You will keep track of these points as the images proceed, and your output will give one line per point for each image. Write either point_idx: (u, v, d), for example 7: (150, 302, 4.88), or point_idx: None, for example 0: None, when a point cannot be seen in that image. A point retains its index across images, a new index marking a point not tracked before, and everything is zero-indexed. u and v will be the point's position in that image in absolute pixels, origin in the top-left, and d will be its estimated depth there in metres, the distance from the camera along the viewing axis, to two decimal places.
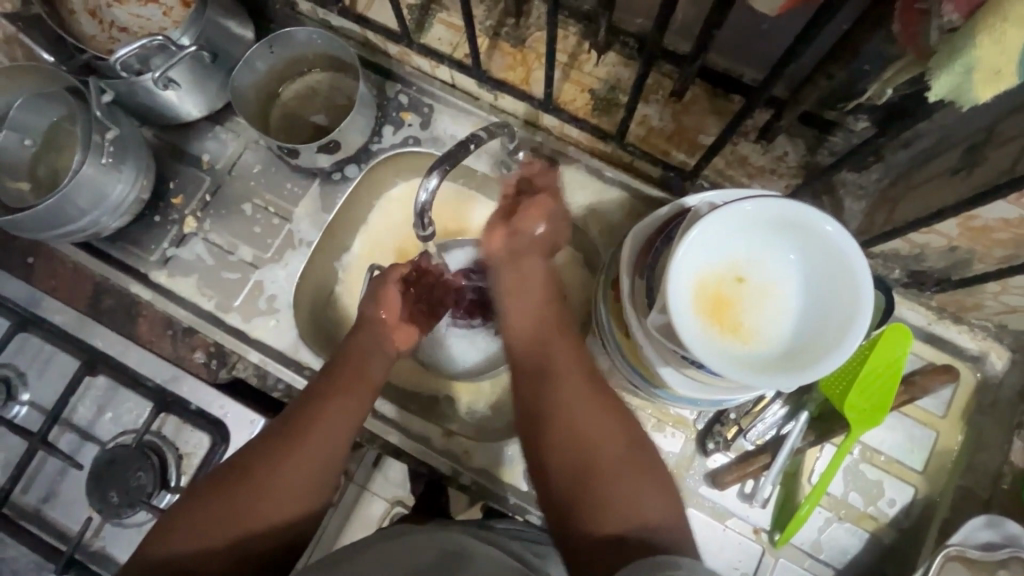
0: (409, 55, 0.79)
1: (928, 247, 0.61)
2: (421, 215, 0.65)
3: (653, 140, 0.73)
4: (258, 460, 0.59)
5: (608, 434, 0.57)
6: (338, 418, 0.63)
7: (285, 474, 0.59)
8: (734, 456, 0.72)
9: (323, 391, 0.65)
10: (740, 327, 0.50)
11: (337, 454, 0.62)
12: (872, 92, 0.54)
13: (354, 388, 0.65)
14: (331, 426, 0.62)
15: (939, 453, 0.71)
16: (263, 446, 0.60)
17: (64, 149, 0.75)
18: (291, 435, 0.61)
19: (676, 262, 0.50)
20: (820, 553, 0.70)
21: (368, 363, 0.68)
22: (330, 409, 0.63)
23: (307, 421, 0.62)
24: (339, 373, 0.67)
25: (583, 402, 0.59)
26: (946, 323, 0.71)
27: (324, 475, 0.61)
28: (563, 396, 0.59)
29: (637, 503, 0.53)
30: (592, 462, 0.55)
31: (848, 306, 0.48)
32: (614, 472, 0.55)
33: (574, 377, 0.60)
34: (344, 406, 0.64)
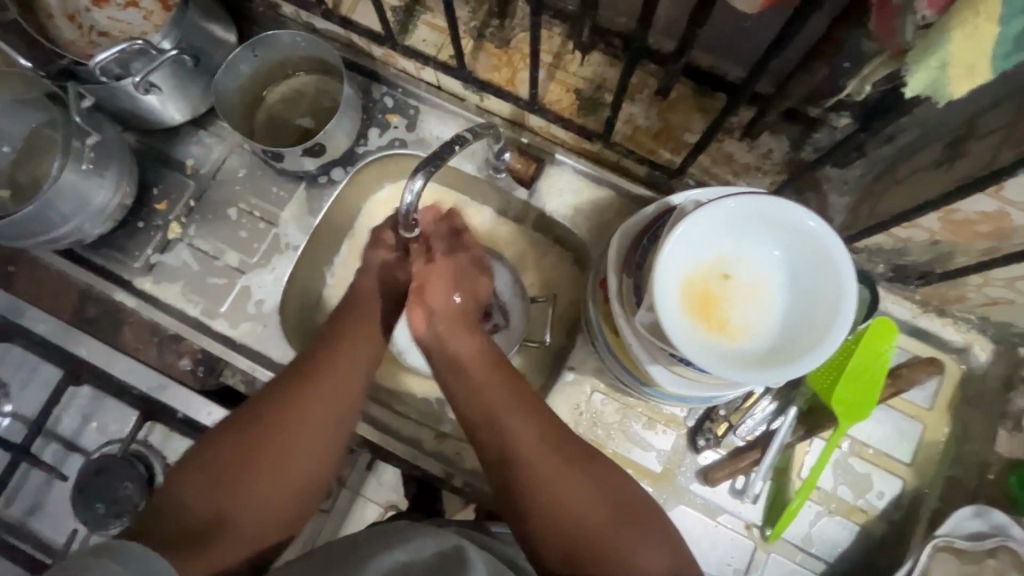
0: (394, 56, 0.79)
1: (911, 241, 0.62)
2: (407, 217, 0.64)
3: (639, 139, 0.73)
4: (267, 412, 0.57)
5: (593, 503, 0.54)
6: (347, 363, 0.62)
7: (297, 421, 0.56)
8: (724, 453, 0.72)
9: (329, 341, 0.63)
10: (728, 323, 0.50)
11: (354, 401, 0.61)
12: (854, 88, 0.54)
13: (362, 335, 0.65)
14: (341, 373, 0.61)
15: (927, 445, 0.72)
16: (270, 400, 0.58)
17: (44, 155, 0.74)
18: (301, 383, 0.59)
19: (663, 260, 0.50)
20: (811, 547, 0.71)
21: (374, 315, 0.67)
22: (339, 354, 0.62)
23: (317, 368, 0.60)
24: (341, 325, 0.65)
25: (564, 475, 0.55)
26: (931, 316, 0.72)
27: (343, 415, 0.60)
28: (539, 479, 0.54)
29: (640, 567, 0.51)
30: (588, 546, 0.52)
31: (836, 302, 0.48)
32: (612, 541, 0.52)
33: (535, 452, 0.56)
34: (351, 348, 0.63)
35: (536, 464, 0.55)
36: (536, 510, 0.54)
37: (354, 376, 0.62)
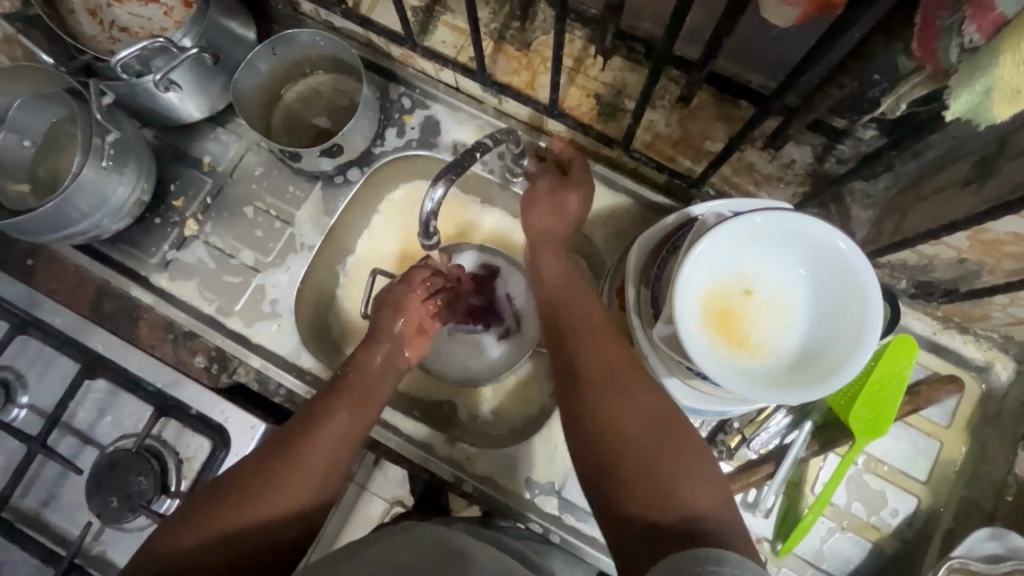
0: (413, 57, 0.78)
1: (936, 259, 0.61)
2: (427, 224, 0.65)
3: (659, 147, 0.72)
4: (255, 476, 0.59)
5: (633, 412, 0.53)
6: (342, 430, 0.63)
7: (283, 490, 0.58)
8: (735, 465, 0.72)
9: (324, 404, 0.65)
10: (748, 341, 0.49)
11: (341, 461, 0.62)
12: (886, 105, 0.54)
13: (361, 406, 0.66)
14: (328, 438, 0.62)
15: (943, 463, 0.71)
16: (259, 465, 0.60)
17: (64, 151, 0.74)
18: (295, 451, 0.61)
19: (683, 275, 0.49)
20: (822, 563, 0.70)
21: (373, 381, 0.69)
22: (335, 420, 0.63)
23: (309, 433, 0.62)
24: (338, 387, 0.67)
25: (613, 394, 0.54)
26: (952, 333, 0.71)
27: (327, 485, 0.61)
28: (595, 386, 0.55)
29: (686, 486, 0.48)
30: (632, 445, 0.51)
31: (859, 320, 0.48)
32: (654, 446, 0.50)
33: (596, 364, 0.57)
34: (347, 414, 0.64)
35: (592, 375, 0.56)
36: (587, 419, 0.54)
37: (343, 439, 0.63)
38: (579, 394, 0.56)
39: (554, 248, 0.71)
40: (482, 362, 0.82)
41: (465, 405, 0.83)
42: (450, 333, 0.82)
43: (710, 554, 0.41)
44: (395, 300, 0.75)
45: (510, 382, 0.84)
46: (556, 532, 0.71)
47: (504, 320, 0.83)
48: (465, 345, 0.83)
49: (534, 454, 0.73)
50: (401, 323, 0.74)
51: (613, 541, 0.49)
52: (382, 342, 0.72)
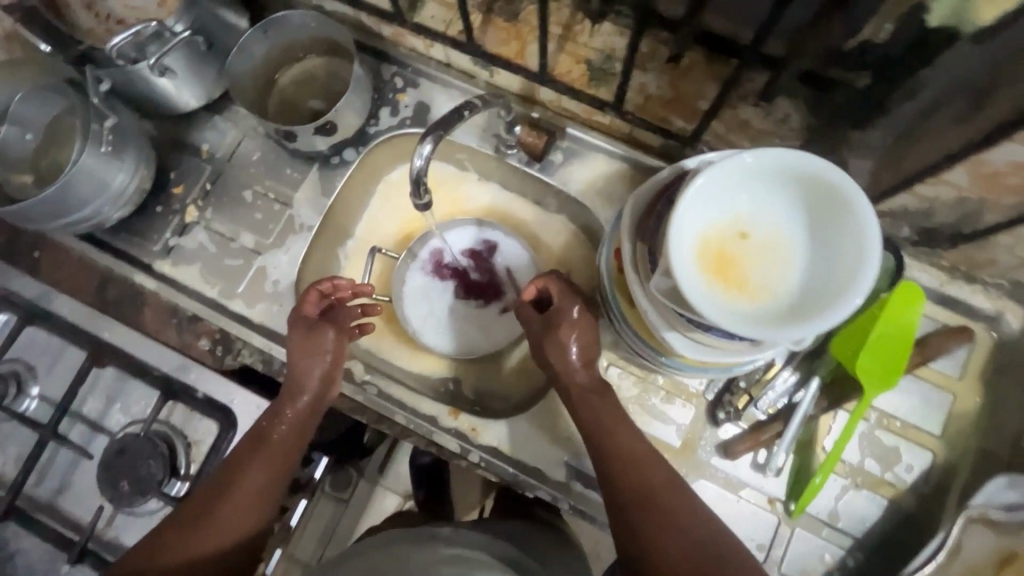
0: (403, 35, 0.79)
1: (937, 200, 0.60)
2: (417, 184, 0.60)
3: (652, 108, 0.72)
4: (175, 535, 0.61)
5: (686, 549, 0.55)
6: (254, 490, 0.63)
7: (201, 558, 0.61)
8: (745, 426, 0.71)
9: (238, 464, 0.64)
10: (746, 282, 0.49)
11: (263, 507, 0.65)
12: (868, 30, 0.51)
13: (279, 466, 0.65)
14: (248, 492, 0.63)
15: (957, 415, 0.69)
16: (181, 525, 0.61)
17: (65, 142, 0.75)
18: (211, 515, 0.62)
19: (676, 221, 0.49)
20: (838, 522, 0.68)
21: (294, 440, 0.67)
22: (250, 480, 0.63)
23: (220, 503, 0.62)
24: (255, 445, 0.65)
25: (660, 516, 0.57)
26: (960, 283, 0.70)
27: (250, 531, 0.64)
28: (652, 501, 0.58)
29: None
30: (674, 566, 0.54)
31: (858, 254, 0.47)
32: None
33: (634, 485, 0.60)
34: (262, 472, 0.64)
35: (637, 511, 0.58)
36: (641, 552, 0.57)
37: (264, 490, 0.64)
38: (629, 522, 0.58)
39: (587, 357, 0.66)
40: (489, 335, 0.82)
41: (468, 382, 0.83)
42: (456, 310, 0.83)
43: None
44: (305, 344, 0.68)
45: (514, 357, 0.83)
46: (565, 500, 0.71)
47: (504, 295, 0.83)
48: (465, 321, 0.83)
49: (541, 424, 0.72)
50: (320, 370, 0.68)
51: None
52: (303, 401, 0.67)
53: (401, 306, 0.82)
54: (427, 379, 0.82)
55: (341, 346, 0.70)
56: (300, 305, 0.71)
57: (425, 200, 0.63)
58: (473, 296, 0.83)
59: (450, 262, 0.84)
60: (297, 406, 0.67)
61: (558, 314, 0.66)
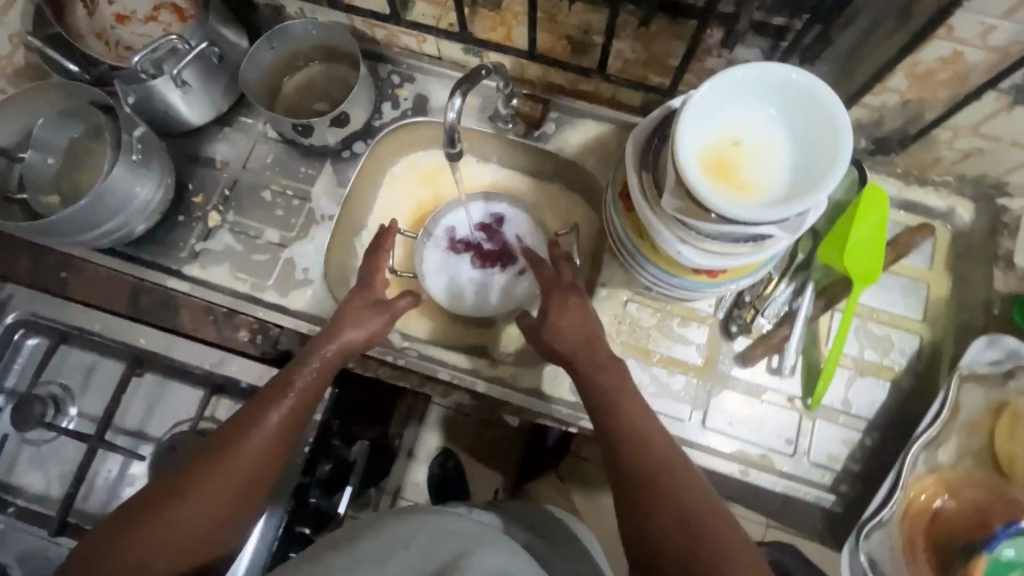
0: (396, 35, 0.87)
1: (884, 109, 0.71)
2: (452, 135, 0.59)
3: (630, 70, 0.82)
4: (188, 476, 0.58)
5: (679, 517, 0.54)
6: (269, 439, 0.62)
7: (208, 501, 0.57)
8: (754, 337, 0.78)
9: (257, 412, 0.63)
10: (746, 182, 0.57)
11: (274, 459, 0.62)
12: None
13: (296, 419, 0.64)
14: (263, 435, 0.61)
15: (934, 300, 0.79)
16: (193, 466, 0.59)
17: (84, 162, 0.78)
18: (224, 456, 0.59)
19: (681, 133, 0.57)
20: (851, 408, 0.76)
21: (313, 395, 0.66)
22: (266, 426, 0.62)
23: (229, 452, 0.60)
24: (275, 395, 0.64)
25: (658, 491, 0.56)
26: (915, 187, 0.80)
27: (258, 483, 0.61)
28: (653, 483, 0.57)
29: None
30: (654, 512, 0.55)
31: (834, 143, 0.55)
32: (688, 533, 0.53)
33: (627, 435, 0.61)
34: (280, 421, 0.63)
35: (636, 487, 0.58)
36: (636, 521, 0.56)
37: (280, 435, 0.62)
38: (620, 475, 0.60)
39: (590, 340, 0.67)
40: (510, 297, 0.88)
41: (496, 344, 0.88)
42: (474, 279, 0.88)
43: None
44: (357, 311, 0.72)
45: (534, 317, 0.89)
46: None
47: (518, 259, 0.89)
48: (486, 287, 0.88)
49: None
50: (362, 332, 0.70)
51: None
52: (327, 355, 0.68)
53: (425, 281, 0.87)
54: (459, 346, 0.87)
55: (384, 328, 0.73)
56: (372, 275, 0.76)
57: (456, 152, 0.62)
58: (489, 264, 0.90)
59: (464, 237, 0.90)
60: (321, 360, 0.68)
61: (564, 293, 0.71)
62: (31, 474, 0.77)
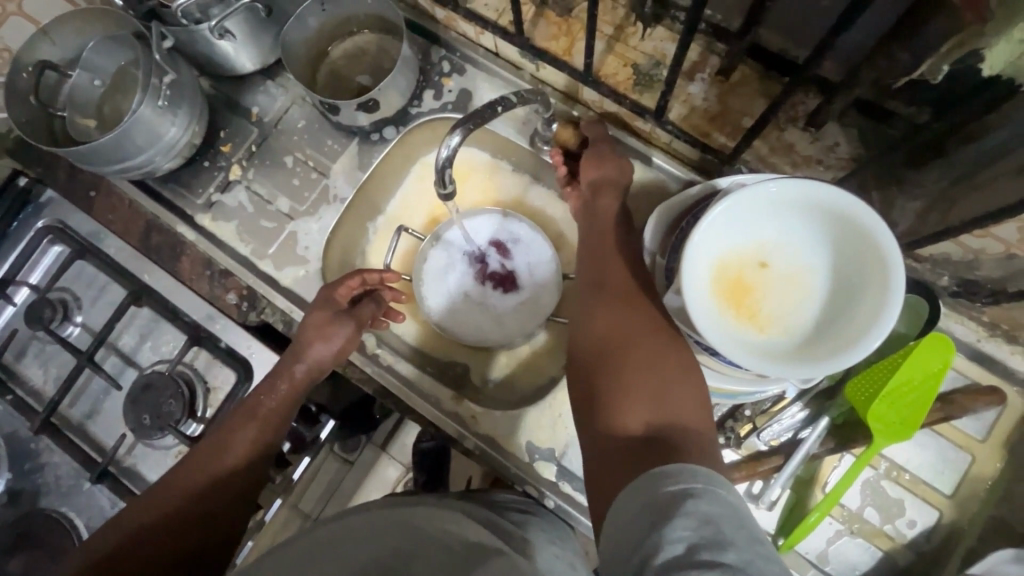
0: (455, 20, 0.79)
1: (982, 253, 0.58)
2: (442, 172, 0.63)
3: (694, 121, 0.70)
4: (180, 475, 0.66)
5: (637, 333, 0.56)
6: (242, 457, 0.68)
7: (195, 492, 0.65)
8: (744, 454, 0.70)
9: (228, 432, 0.68)
10: (759, 317, 0.47)
11: (258, 456, 0.69)
12: (926, 67, 0.48)
13: (266, 444, 0.70)
14: (241, 441, 0.68)
15: (973, 478, 0.66)
16: (184, 467, 0.67)
17: (129, 93, 0.80)
18: (211, 457, 0.67)
19: (695, 241, 0.48)
20: (826, 565, 0.67)
21: (279, 412, 0.71)
22: (240, 435, 0.68)
23: (208, 461, 0.67)
24: (246, 417, 0.69)
25: (610, 312, 0.58)
26: (999, 342, 0.66)
27: (244, 474, 0.68)
28: (601, 315, 0.59)
29: (672, 419, 0.50)
30: (606, 357, 0.56)
31: (878, 303, 0.45)
32: (636, 356, 0.54)
33: (606, 248, 0.64)
34: (251, 441, 0.69)
35: (594, 351, 0.57)
36: (590, 327, 0.59)
37: (256, 439, 0.69)
38: (587, 294, 0.62)
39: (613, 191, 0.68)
40: (505, 326, 0.82)
41: (478, 369, 0.84)
42: (474, 297, 0.83)
43: (663, 468, 0.43)
44: (321, 325, 0.74)
45: (524, 352, 0.84)
46: (551, 498, 0.72)
47: (519, 288, 0.83)
48: (481, 309, 0.83)
49: (543, 420, 0.74)
50: (339, 341, 0.74)
51: (590, 463, 0.53)
52: (295, 377, 0.72)
53: (420, 286, 0.83)
54: (440, 360, 0.85)
55: (352, 340, 0.75)
56: (337, 286, 0.76)
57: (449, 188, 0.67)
58: (490, 284, 0.84)
59: (474, 249, 0.84)
60: (290, 384, 0.72)
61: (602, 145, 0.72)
62: (33, 368, 0.84)
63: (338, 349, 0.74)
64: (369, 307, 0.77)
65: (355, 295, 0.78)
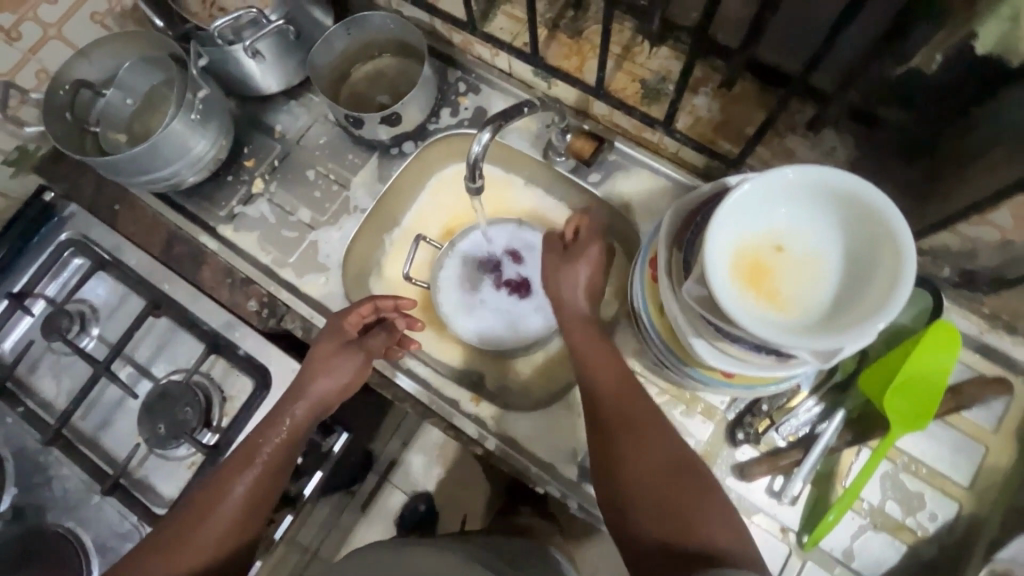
0: (472, 44, 0.85)
1: (980, 241, 0.61)
2: (473, 168, 0.67)
3: (700, 130, 0.74)
4: (172, 533, 0.64)
5: (640, 432, 0.61)
6: (234, 516, 0.66)
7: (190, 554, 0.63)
8: (763, 450, 0.70)
9: (221, 485, 0.66)
10: (778, 296, 0.50)
11: (253, 514, 0.67)
12: (920, 57, 0.53)
13: (260, 498, 0.67)
14: (234, 498, 0.66)
15: (988, 468, 0.68)
16: (174, 525, 0.65)
17: (158, 110, 0.83)
18: (202, 515, 0.65)
19: (714, 227, 0.51)
20: (852, 561, 0.67)
21: (277, 464, 0.69)
22: (235, 490, 0.66)
23: (200, 520, 0.65)
24: (241, 465, 0.67)
25: (613, 444, 0.61)
26: (1001, 333, 0.69)
27: (238, 533, 0.66)
28: (604, 452, 0.62)
29: (697, 524, 0.54)
30: (621, 463, 0.60)
31: (891, 280, 0.47)
32: (645, 455, 0.59)
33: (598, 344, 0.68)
34: (245, 495, 0.66)
35: (610, 472, 0.60)
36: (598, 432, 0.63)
37: (250, 495, 0.67)
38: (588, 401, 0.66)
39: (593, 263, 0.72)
40: (523, 331, 0.84)
41: (494, 376, 0.85)
42: (491, 303, 0.85)
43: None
44: (326, 358, 0.73)
45: (540, 359, 0.86)
46: (574, 500, 0.72)
47: (534, 294, 0.85)
48: (496, 315, 0.85)
49: (564, 421, 0.74)
50: (348, 370, 0.74)
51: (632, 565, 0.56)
52: (296, 419, 0.70)
53: (436, 293, 0.85)
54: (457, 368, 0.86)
55: (361, 371, 0.75)
56: (347, 314, 0.76)
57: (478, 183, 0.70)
58: (506, 291, 0.86)
59: (490, 259, 0.87)
60: (292, 423, 0.70)
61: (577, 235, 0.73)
62: (46, 380, 0.83)
63: (348, 381, 0.74)
64: (380, 340, 0.77)
65: (367, 322, 0.78)
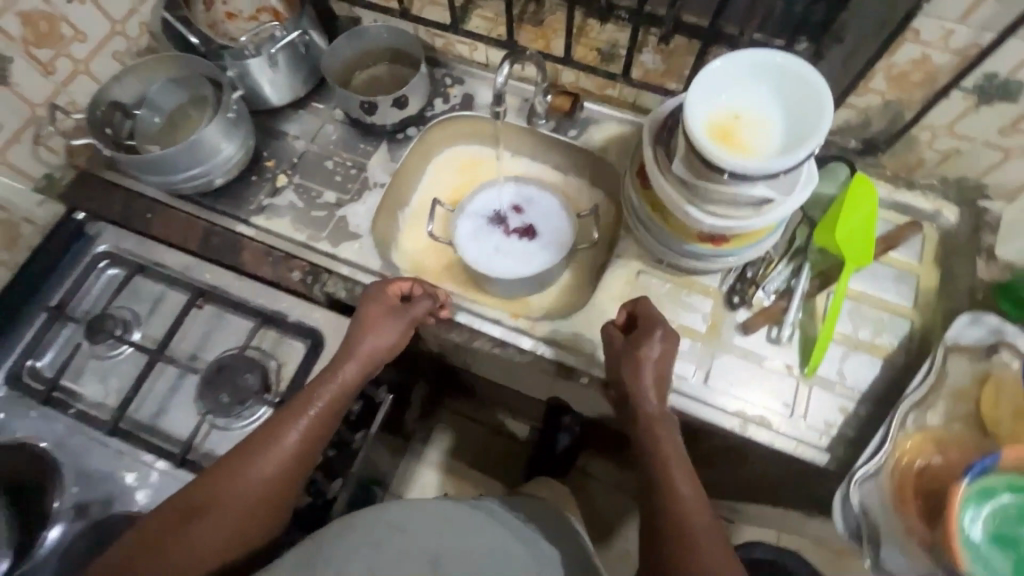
0: (452, 44, 1.03)
1: (870, 111, 0.83)
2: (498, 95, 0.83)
3: (651, 77, 0.95)
4: (217, 474, 0.68)
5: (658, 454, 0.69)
6: (275, 466, 0.69)
7: (228, 500, 0.67)
8: (755, 310, 0.85)
9: (265, 436, 0.70)
10: (743, 145, 0.68)
11: (291, 473, 0.70)
12: None
13: (303, 455, 0.70)
14: (276, 454, 0.69)
15: (923, 289, 0.86)
16: (220, 467, 0.69)
17: (185, 124, 0.93)
18: (244, 463, 0.69)
19: (689, 101, 0.68)
20: (846, 380, 0.81)
21: (318, 427, 0.72)
22: (281, 443, 0.69)
23: (241, 470, 0.68)
24: (290, 416, 0.71)
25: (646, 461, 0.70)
26: (903, 188, 0.90)
27: (275, 486, 0.69)
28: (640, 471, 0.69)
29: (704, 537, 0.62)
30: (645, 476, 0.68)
31: (817, 117, 0.66)
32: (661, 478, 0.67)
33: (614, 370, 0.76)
34: (288, 449, 0.70)
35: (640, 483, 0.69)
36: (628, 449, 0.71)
37: (291, 451, 0.70)
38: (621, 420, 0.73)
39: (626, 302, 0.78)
40: (537, 263, 0.97)
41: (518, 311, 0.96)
42: (505, 246, 0.98)
43: None
44: (373, 319, 0.78)
45: (555, 290, 0.98)
46: None
47: (540, 235, 0.99)
48: (511, 257, 0.97)
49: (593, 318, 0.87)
50: (391, 336, 0.78)
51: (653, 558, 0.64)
52: (347, 377, 0.74)
53: (457, 245, 0.97)
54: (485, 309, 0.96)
55: (403, 332, 0.80)
56: (389, 285, 0.82)
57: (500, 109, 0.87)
58: (515, 236, 0.99)
59: (498, 211, 1.01)
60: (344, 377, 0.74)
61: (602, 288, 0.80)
62: (92, 384, 0.85)
63: (392, 343, 0.78)
64: (421, 306, 0.82)
65: (406, 293, 0.84)
